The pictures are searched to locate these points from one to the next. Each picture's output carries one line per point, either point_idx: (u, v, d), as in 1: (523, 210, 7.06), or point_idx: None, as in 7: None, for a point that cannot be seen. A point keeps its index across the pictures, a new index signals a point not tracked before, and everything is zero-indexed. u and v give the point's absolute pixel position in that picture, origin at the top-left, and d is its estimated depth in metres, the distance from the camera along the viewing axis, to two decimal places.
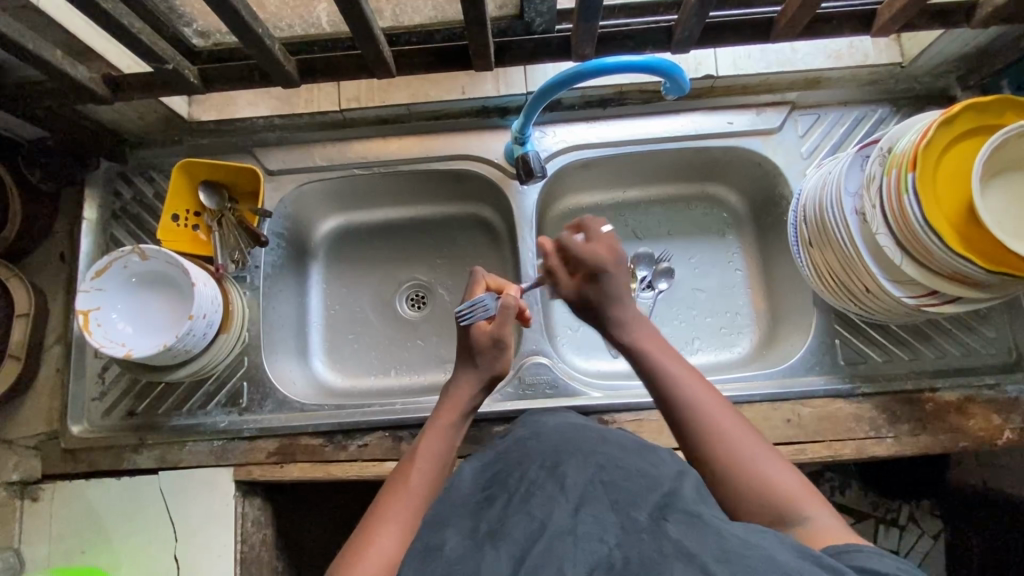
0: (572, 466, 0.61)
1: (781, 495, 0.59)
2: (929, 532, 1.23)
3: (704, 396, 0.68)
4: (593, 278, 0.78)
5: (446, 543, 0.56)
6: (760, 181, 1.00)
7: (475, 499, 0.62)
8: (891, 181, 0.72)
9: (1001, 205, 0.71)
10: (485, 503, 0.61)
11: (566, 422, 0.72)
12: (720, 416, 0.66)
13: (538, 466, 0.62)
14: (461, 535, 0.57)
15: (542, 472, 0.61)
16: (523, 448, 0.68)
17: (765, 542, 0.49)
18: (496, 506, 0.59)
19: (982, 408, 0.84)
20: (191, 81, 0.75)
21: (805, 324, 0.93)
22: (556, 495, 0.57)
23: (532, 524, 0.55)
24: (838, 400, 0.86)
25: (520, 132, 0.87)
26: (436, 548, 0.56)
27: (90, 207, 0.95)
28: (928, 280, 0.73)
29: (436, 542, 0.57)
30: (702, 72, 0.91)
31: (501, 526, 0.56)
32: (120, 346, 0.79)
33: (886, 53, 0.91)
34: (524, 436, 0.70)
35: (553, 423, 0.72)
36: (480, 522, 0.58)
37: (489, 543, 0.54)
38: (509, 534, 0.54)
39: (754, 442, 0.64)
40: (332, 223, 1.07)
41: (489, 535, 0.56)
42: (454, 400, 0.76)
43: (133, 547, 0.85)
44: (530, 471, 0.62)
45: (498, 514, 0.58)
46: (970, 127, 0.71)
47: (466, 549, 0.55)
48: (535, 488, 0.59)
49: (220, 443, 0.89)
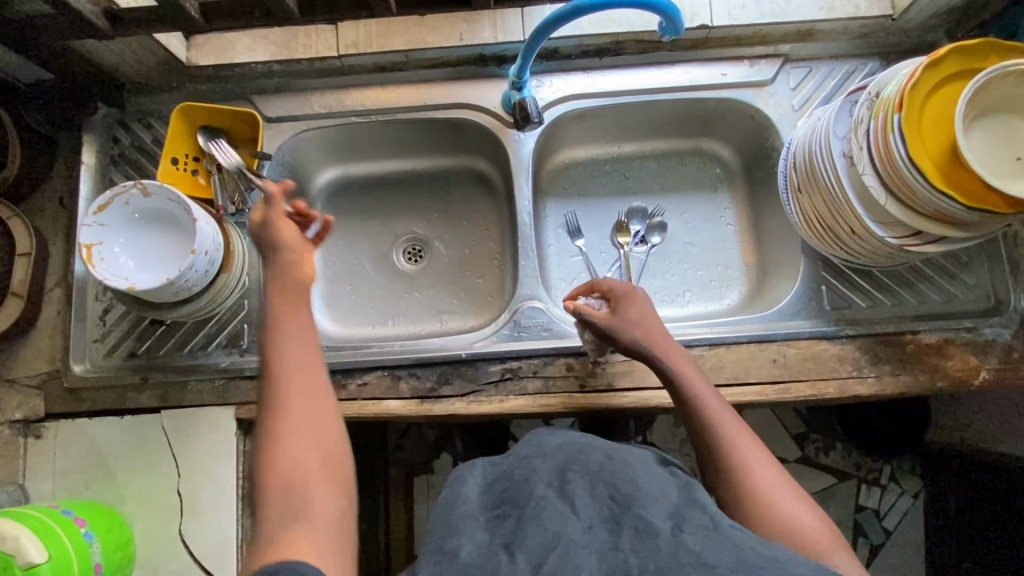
0: (580, 485, 0.62)
1: (804, 534, 0.60)
2: (909, 491, 1.28)
3: (736, 431, 0.70)
4: (622, 303, 0.81)
5: (460, 549, 0.57)
6: (751, 134, 1.02)
7: (485, 514, 0.62)
8: (878, 124, 0.75)
9: (984, 146, 0.73)
10: (498, 521, 0.61)
11: (569, 440, 0.72)
12: (750, 455, 0.67)
13: (545, 483, 0.63)
14: (476, 543, 0.57)
15: (551, 489, 0.62)
16: (529, 465, 0.68)
17: (780, 553, 0.53)
18: (508, 522, 0.59)
19: (960, 349, 0.88)
20: (192, 16, 0.75)
21: (792, 273, 0.96)
22: (568, 512, 0.58)
23: (547, 535, 0.56)
24: (823, 341, 0.89)
25: (517, 77, 0.88)
26: (452, 553, 0.56)
27: (88, 152, 0.95)
28: (911, 221, 0.76)
29: (451, 547, 0.57)
30: (697, 22, 0.93)
31: (516, 539, 0.57)
32: (123, 280, 0.81)
33: (877, 4, 0.93)
34: (527, 453, 0.70)
35: (556, 439, 0.72)
36: (495, 536, 0.59)
37: (506, 550, 0.56)
38: (523, 543, 0.55)
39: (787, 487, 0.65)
40: (330, 176, 1.08)
41: (505, 544, 0.57)
42: (282, 284, 0.72)
43: (139, 482, 0.88)
44: (538, 488, 0.62)
45: (512, 527, 0.58)
46: (954, 71, 0.74)
47: (483, 557, 0.55)
48: (545, 502, 0.60)
49: (221, 382, 0.91)
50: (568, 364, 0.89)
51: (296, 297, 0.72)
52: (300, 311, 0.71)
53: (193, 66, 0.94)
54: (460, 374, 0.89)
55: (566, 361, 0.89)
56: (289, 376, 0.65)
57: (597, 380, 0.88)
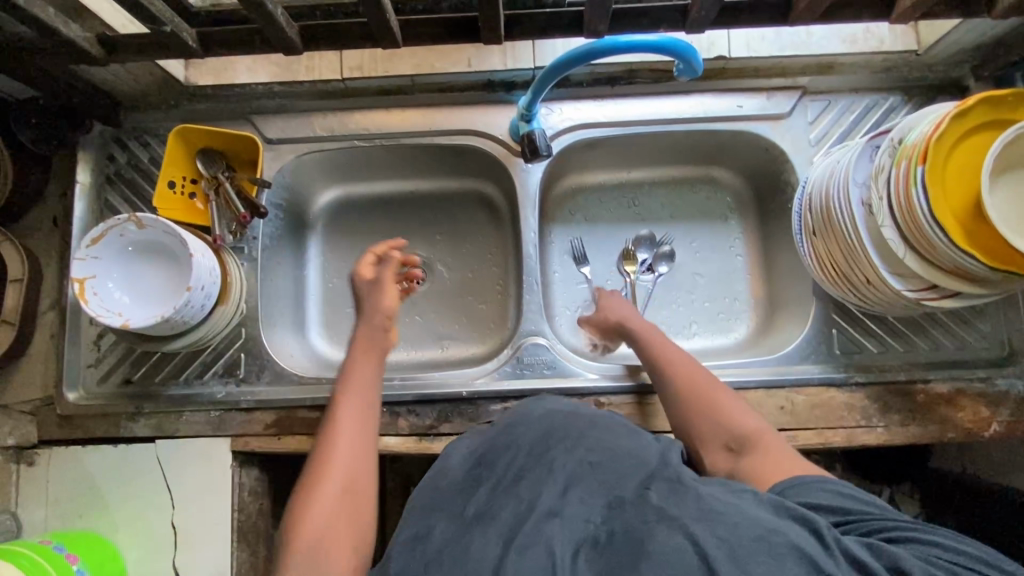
0: (559, 453, 0.64)
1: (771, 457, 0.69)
2: (907, 514, 1.23)
3: (700, 381, 0.77)
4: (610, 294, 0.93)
5: (433, 529, 0.60)
6: (765, 166, 1.00)
7: (466, 480, 0.65)
8: (900, 174, 0.72)
9: (1009, 202, 0.71)
10: (474, 488, 0.64)
11: (554, 408, 0.72)
12: (692, 375, 0.77)
13: (527, 453, 0.65)
14: (451, 517, 0.61)
15: (530, 458, 0.64)
16: (512, 435, 0.69)
17: (744, 501, 0.55)
18: (485, 492, 0.62)
19: (972, 401, 0.86)
20: (189, 45, 0.73)
21: (803, 313, 0.93)
22: (545, 480, 0.61)
23: (519, 506, 0.59)
24: (832, 389, 0.87)
25: (527, 109, 0.85)
26: (425, 534, 0.60)
27: (83, 170, 0.93)
28: (929, 274, 0.73)
29: (425, 529, 0.60)
30: (715, 53, 0.89)
31: (490, 510, 0.60)
32: (116, 316, 0.78)
33: (903, 39, 0.89)
34: (512, 420, 0.71)
35: (543, 407, 0.72)
36: (469, 505, 0.61)
37: (479, 525, 0.59)
38: (496, 516, 0.59)
39: (726, 397, 0.75)
40: (332, 195, 1.05)
41: (478, 517, 0.59)
42: (365, 343, 0.83)
43: (131, 513, 0.86)
44: (519, 460, 0.64)
45: (488, 498, 0.62)
46: (982, 122, 0.71)
47: (457, 531, 0.58)
48: (523, 474, 0.63)
49: (217, 414, 0.89)
50: (571, 405, 0.87)
51: (371, 352, 0.83)
52: (369, 368, 0.82)
53: (191, 86, 0.91)
54: (460, 412, 0.87)
55: (569, 402, 0.87)
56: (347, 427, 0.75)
57: None
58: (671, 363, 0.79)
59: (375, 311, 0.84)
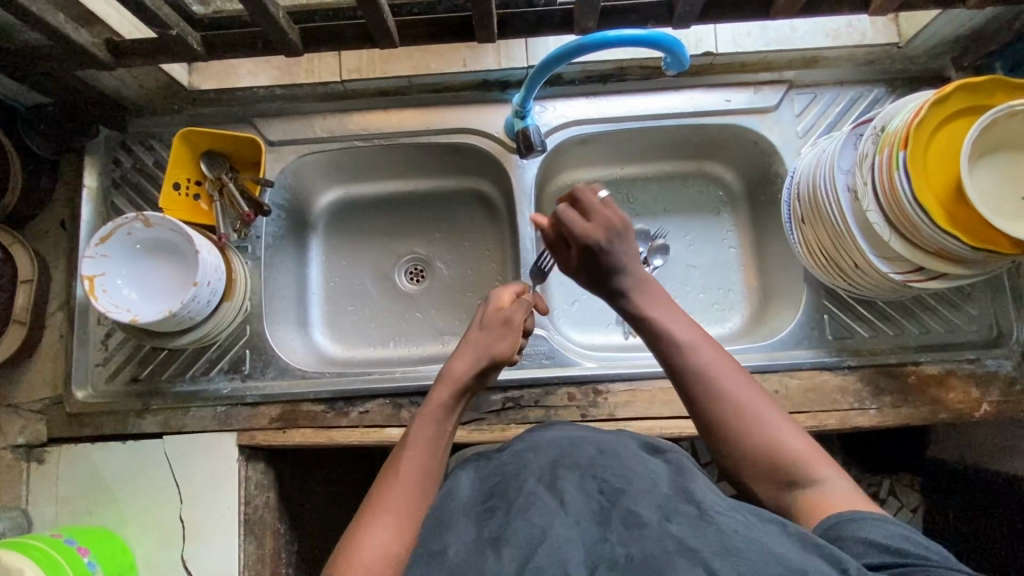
0: (571, 479, 0.58)
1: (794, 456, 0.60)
2: (908, 505, 1.22)
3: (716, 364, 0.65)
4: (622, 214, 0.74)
5: (449, 546, 0.53)
6: (755, 160, 1.02)
7: (476, 508, 0.59)
8: (882, 160, 0.74)
9: (989, 185, 0.73)
10: (486, 513, 0.57)
11: (561, 435, 0.68)
12: (735, 386, 0.64)
13: (536, 477, 0.60)
14: (464, 537, 0.54)
15: (540, 483, 0.58)
16: (520, 460, 0.64)
17: (768, 536, 0.50)
18: (497, 517, 0.56)
19: (961, 382, 0.88)
20: (194, 48, 0.75)
21: (795, 301, 0.95)
22: (557, 505, 0.55)
23: (533, 530, 0.52)
24: (824, 372, 0.89)
25: (521, 106, 0.88)
26: (439, 549, 0.53)
27: (90, 175, 0.95)
28: (913, 255, 0.75)
29: (439, 545, 0.54)
30: (702, 49, 0.92)
31: (503, 533, 0.53)
32: (124, 311, 0.81)
33: (883, 33, 0.92)
34: (523, 448, 0.67)
35: (549, 434, 0.69)
36: (480, 521, 0.55)
37: (493, 546, 0.52)
38: (510, 539, 0.52)
39: (768, 405, 0.63)
40: (332, 196, 1.07)
41: (492, 540, 0.53)
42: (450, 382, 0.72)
43: (140, 507, 0.88)
44: (528, 483, 0.59)
45: (501, 520, 0.55)
46: (959, 108, 0.73)
47: (469, 552, 0.52)
48: (534, 496, 0.56)
49: (223, 409, 0.91)
50: (569, 394, 0.89)
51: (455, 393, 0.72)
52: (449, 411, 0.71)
53: (195, 90, 0.94)
54: None
55: (568, 391, 0.89)
56: (419, 476, 0.64)
57: (599, 410, 0.88)
58: (706, 367, 0.65)
59: (483, 350, 0.76)
